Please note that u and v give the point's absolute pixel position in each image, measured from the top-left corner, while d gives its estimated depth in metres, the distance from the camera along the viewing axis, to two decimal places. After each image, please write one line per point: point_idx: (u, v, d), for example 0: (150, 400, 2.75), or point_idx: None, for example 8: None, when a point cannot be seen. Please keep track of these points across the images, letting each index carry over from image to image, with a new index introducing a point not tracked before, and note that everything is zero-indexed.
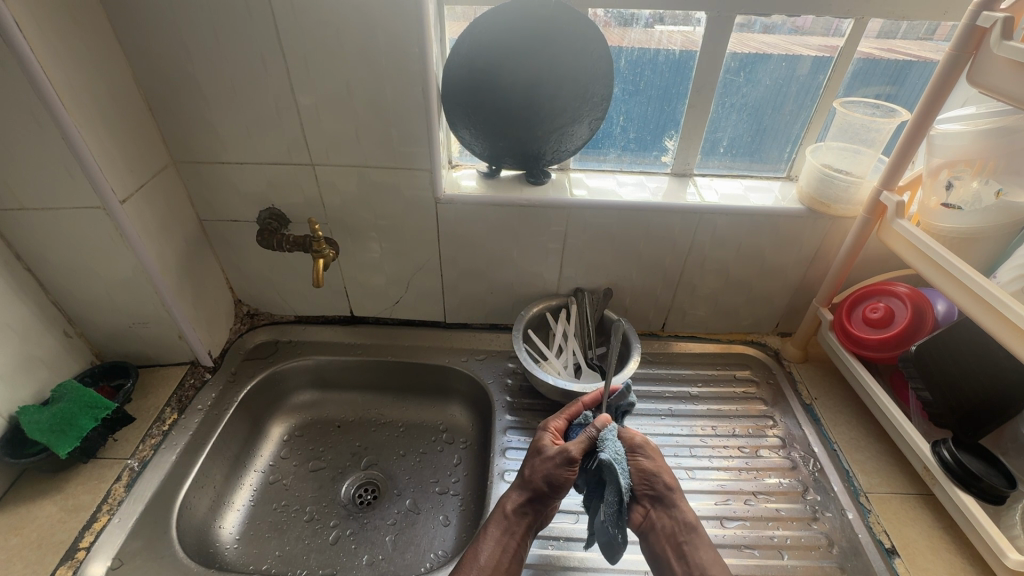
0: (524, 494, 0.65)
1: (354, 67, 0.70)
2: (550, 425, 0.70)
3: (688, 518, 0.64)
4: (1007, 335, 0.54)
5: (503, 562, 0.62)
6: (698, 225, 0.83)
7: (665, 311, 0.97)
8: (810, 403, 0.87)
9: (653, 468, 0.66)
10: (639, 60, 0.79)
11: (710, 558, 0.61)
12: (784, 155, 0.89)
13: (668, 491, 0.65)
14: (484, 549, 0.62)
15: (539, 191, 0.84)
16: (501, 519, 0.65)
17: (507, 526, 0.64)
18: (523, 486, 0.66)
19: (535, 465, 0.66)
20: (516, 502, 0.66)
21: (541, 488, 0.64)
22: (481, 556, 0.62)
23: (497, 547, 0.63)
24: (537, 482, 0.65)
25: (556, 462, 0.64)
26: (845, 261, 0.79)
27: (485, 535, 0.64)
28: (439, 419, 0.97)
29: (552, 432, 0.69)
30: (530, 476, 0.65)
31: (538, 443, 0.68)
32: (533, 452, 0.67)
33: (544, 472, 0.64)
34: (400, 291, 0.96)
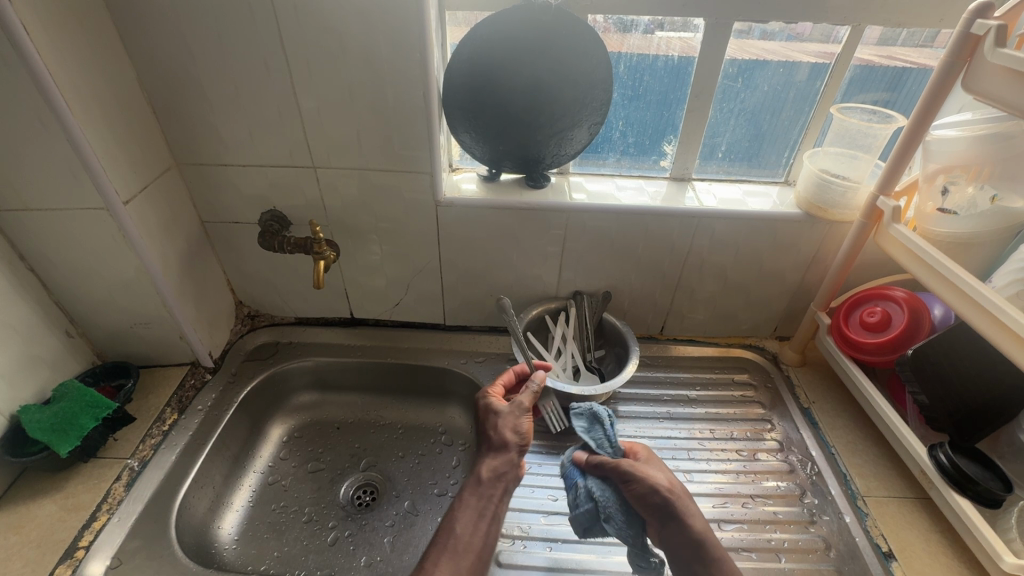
0: (495, 455, 0.69)
1: (356, 71, 0.71)
2: (484, 392, 0.76)
3: (698, 531, 0.62)
4: (1005, 341, 0.55)
5: (482, 530, 0.63)
6: (697, 229, 0.84)
7: (664, 315, 0.97)
8: (808, 407, 0.87)
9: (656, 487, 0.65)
10: (638, 65, 0.80)
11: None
12: (782, 160, 0.89)
13: (671, 507, 0.63)
14: (461, 515, 0.64)
15: (539, 195, 0.85)
16: (477, 485, 0.67)
17: (484, 491, 0.66)
18: (495, 447, 0.69)
19: (496, 424, 0.71)
20: (491, 466, 0.68)
21: (512, 443, 0.69)
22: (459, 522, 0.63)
23: (476, 514, 0.64)
24: (506, 438, 0.69)
25: (515, 414, 0.71)
26: (843, 265, 0.79)
27: (462, 503, 0.66)
28: (438, 420, 0.97)
29: (495, 394, 0.76)
30: (497, 435, 0.70)
31: (486, 410, 0.74)
32: (489, 415, 0.73)
33: (510, 426, 0.70)
34: (400, 293, 0.97)
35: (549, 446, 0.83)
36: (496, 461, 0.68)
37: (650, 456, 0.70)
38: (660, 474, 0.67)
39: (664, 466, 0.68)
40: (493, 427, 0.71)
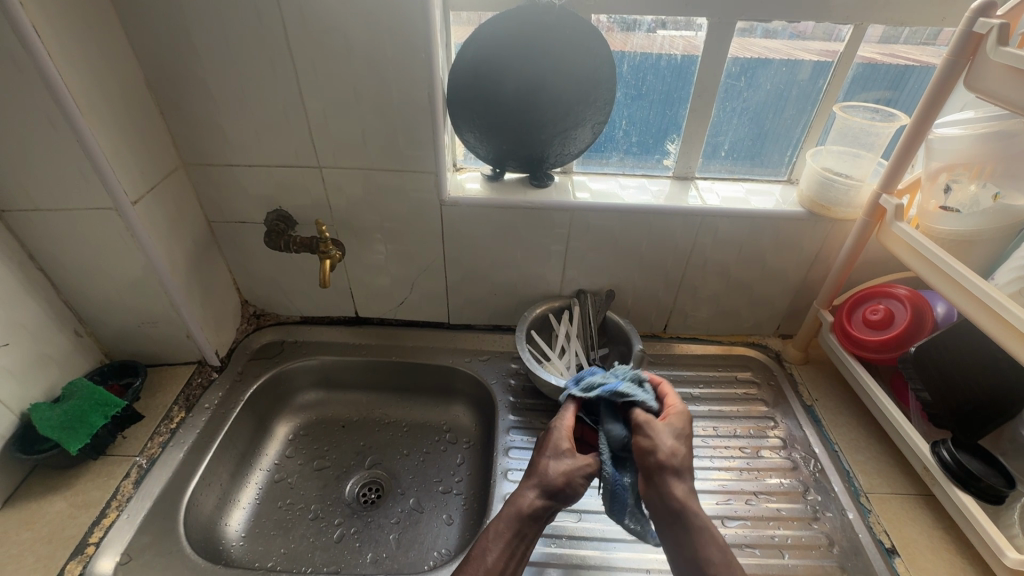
0: (543, 495, 0.61)
1: (361, 71, 0.71)
2: (562, 421, 0.67)
3: (684, 503, 0.58)
4: (1007, 338, 0.55)
5: (508, 568, 0.58)
6: (699, 228, 0.84)
7: (667, 313, 0.98)
8: (811, 404, 0.88)
9: (660, 450, 0.60)
10: (640, 64, 0.80)
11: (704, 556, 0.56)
12: (784, 159, 0.89)
13: (664, 467, 0.59)
14: (491, 547, 0.59)
15: (542, 194, 0.85)
16: (516, 519, 0.60)
17: (519, 529, 0.60)
18: (543, 487, 0.62)
19: (555, 464, 0.62)
20: (533, 506, 0.61)
21: (565, 491, 0.61)
22: (488, 556, 0.58)
23: (505, 552, 0.59)
24: (558, 482, 0.61)
25: (579, 467, 0.62)
26: (846, 263, 0.80)
27: (493, 533, 0.60)
28: (442, 418, 0.98)
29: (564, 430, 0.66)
30: (549, 475, 0.62)
31: (553, 440, 0.65)
32: (551, 450, 0.64)
33: (566, 473, 0.62)
34: (405, 292, 0.97)
35: None
36: (539, 502, 0.61)
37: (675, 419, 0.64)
38: (671, 439, 0.61)
39: (679, 432, 0.62)
40: (549, 458, 0.64)
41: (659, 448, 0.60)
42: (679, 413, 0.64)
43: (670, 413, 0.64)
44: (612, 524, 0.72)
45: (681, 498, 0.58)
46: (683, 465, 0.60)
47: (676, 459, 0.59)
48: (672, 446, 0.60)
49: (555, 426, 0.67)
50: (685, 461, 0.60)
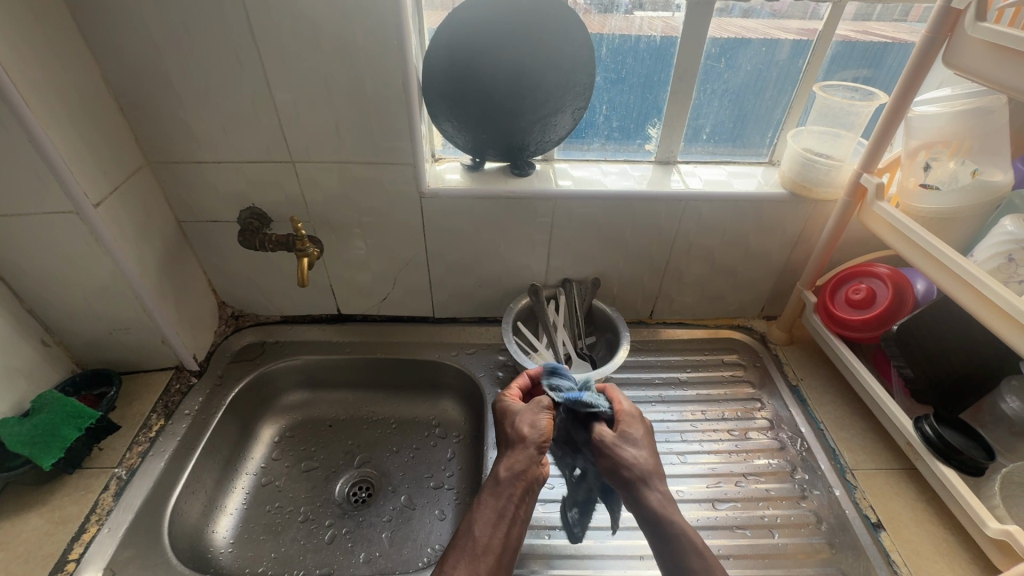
0: (515, 451, 0.63)
1: (332, 62, 0.69)
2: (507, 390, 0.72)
3: (659, 513, 0.57)
4: (988, 314, 0.56)
5: (500, 531, 0.58)
6: (683, 213, 0.84)
7: (653, 299, 0.97)
8: (796, 384, 0.89)
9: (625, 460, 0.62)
10: (619, 47, 0.78)
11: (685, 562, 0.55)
12: (765, 140, 0.89)
13: (630, 475, 0.60)
14: (477, 517, 0.59)
15: (524, 183, 0.84)
16: (495, 486, 0.61)
17: (501, 490, 0.61)
18: (512, 445, 0.64)
19: (514, 421, 0.66)
20: (508, 464, 0.62)
21: (531, 436, 0.63)
22: (476, 526, 0.58)
23: (494, 518, 0.59)
24: (524, 432, 0.64)
25: (536, 411, 0.66)
26: (828, 243, 0.80)
27: (479, 507, 0.60)
28: (431, 413, 0.97)
29: (512, 396, 0.70)
30: (513, 432, 0.65)
31: (506, 413, 0.68)
32: (506, 415, 0.68)
33: (528, 421, 0.65)
34: (387, 287, 0.95)
35: None
36: (513, 456, 0.63)
37: (635, 428, 0.65)
38: (632, 447, 0.63)
39: (641, 441, 0.63)
40: (508, 424, 0.67)
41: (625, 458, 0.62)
42: (630, 416, 0.67)
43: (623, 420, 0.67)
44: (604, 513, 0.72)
45: (658, 506, 0.58)
46: (651, 470, 0.61)
47: (644, 464, 0.61)
48: (636, 454, 0.62)
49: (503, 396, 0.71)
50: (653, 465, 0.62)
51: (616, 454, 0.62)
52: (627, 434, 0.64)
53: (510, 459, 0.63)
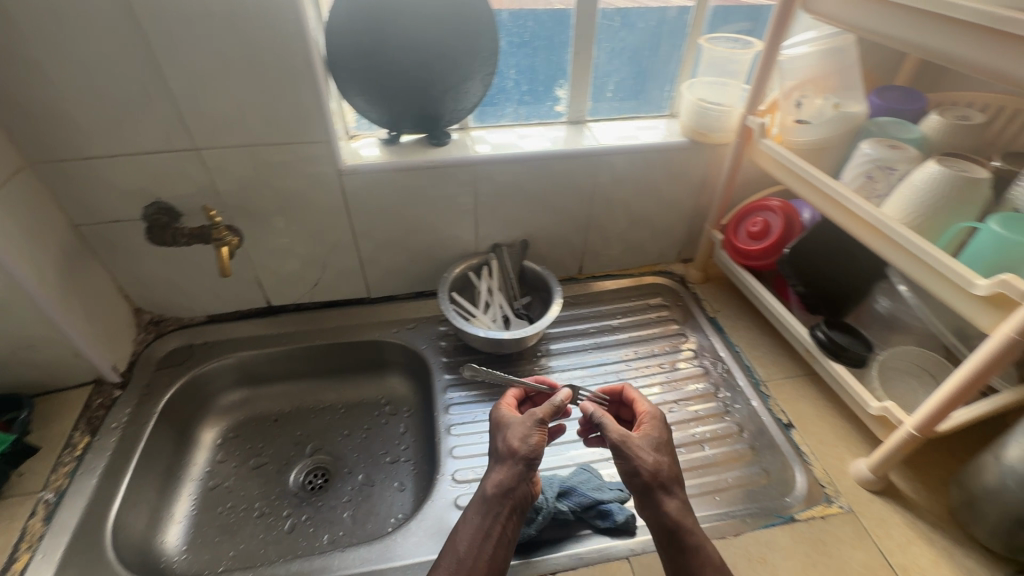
0: (504, 469, 0.59)
1: (226, 40, 0.66)
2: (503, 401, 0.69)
3: (676, 520, 0.56)
4: (854, 227, 0.66)
5: (485, 552, 0.57)
6: (597, 168, 0.89)
7: (580, 255, 1.02)
8: (714, 316, 0.98)
9: (648, 466, 0.58)
10: (519, 10, 0.80)
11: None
12: (665, 95, 0.94)
13: (648, 481, 0.57)
14: (460, 534, 0.58)
15: (442, 152, 0.85)
16: (482, 502, 0.59)
17: (488, 510, 0.58)
18: (502, 461, 0.60)
19: (504, 434, 0.62)
20: (497, 483, 0.59)
21: (520, 453, 0.59)
22: (458, 543, 0.58)
23: (478, 537, 0.58)
24: (513, 448, 0.60)
25: (527, 425, 0.61)
26: (728, 182, 0.88)
27: (463, 520, 0.59)
28: (379, 393, 0.98)
29: (506, 407, 0.67)
30: (505, 446, 0.61)
31: (500, 425, 0.64)
32: (499, 426, 0.64)
33: (518, 438, 0.61)
34: (317, 272, 0.94)
35: (493, 394, 0.87)
36: (501, 473, 0.59)
37: (651, 429, 0.62)
38: (652, 454, 0.59)
39: (659, 445, 0.60)
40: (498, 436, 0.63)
41: (647, 465, 0.58)
42: (651, 415, 0.64)
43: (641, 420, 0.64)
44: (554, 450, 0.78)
45: (675, 520, 0.56)
46: (671, 481, 0.58)
47: (665, 473, 0.58)
48: (658, 459, 0.59)
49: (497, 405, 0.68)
50: (673, 475, 0.59)
51: (638, 458, 0.58)
52: (646, 438, 0.61)
53: (496, 477, 0.59)
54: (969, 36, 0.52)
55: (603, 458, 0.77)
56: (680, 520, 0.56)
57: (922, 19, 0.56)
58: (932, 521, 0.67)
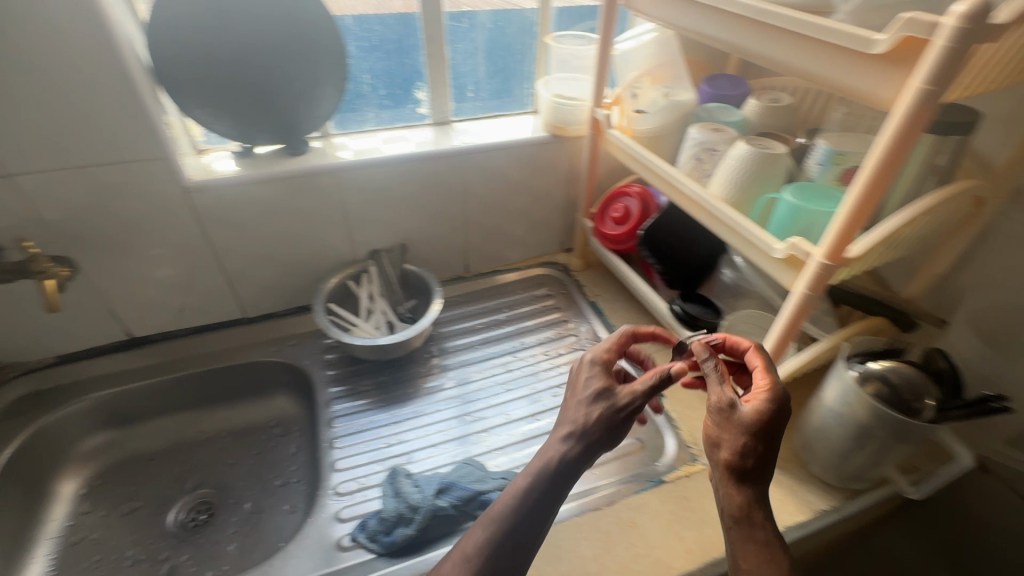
0: (573, 437, 0.54)
1: (23, 56, 0.61)
2: (594, 351, 0.60)
3: (741, 510, 0.51)
4: (688, 208, 0.73)
5: (536, 526, 0.52)
6: (463, 167, 0.90)
7: (463, 254, 1.04)
8: (594, 300, 1.02)
9: (731, 450, 0.51)
10: (364, 14, 0.80)
11: (749, 565, 0.50)
12: (526, 92, 0.97)
13: (728, 463, 0.51)
14: (504, 504, 0.52)
15: (300, 161, 0.83)
16: (541, 467, 0.53)
17: (547, 479, 0.53)
18: (572, 425, 0.54)
19: (579, 398, 0.56)
20: (563, 449, 0.53)
21: (593, 429, 0.53)
22: (500, 514, 0.52)
23: (529, 511, 0.51)
24: (589, 420, 0.54)
25: (602, 403, 0.55)
26: (589, 172, 0.93)
27: (513, 487, 0.54)
28: (266, 415, 0.94)
29: (594, 359, 0.59)
30: (579, 416, 0.55)
31: (581, 381, 0.58)
32: (577, 383, 0.58)
33: (594, 412, 0.54)
34: (181, 297, 0.88)
35: (381, 401, 0.87)
36: (564, 449, 0.53)
37: (763, 405, 0.51)
38: (740, 438, 0.50)
39: (761, 434, 0.50)
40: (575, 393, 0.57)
41: (733, 450, 0.51)
42: (770, 389, 0.51)
43: (756, 387, 0.53)
44: (465, 444, 0.80)
45: (741, 508, 0.52)
46: (754, 471, 0.51)
47: (749, 464, 0.51)
48: (750, 447, 0.50)
49: (590, 354, 0.60)
50: (762, 466, 0.51)
51: (721, 436, 0.51)
52: (744, 416, 0.50)
53: (559, 452, 0.53)
54: (732, 26, 0.58)
55: (489, 450, 0.80)
56: (749, 512, 0.51)
57: (701, 13, 0.61)
58: (780, 465, 0.74)
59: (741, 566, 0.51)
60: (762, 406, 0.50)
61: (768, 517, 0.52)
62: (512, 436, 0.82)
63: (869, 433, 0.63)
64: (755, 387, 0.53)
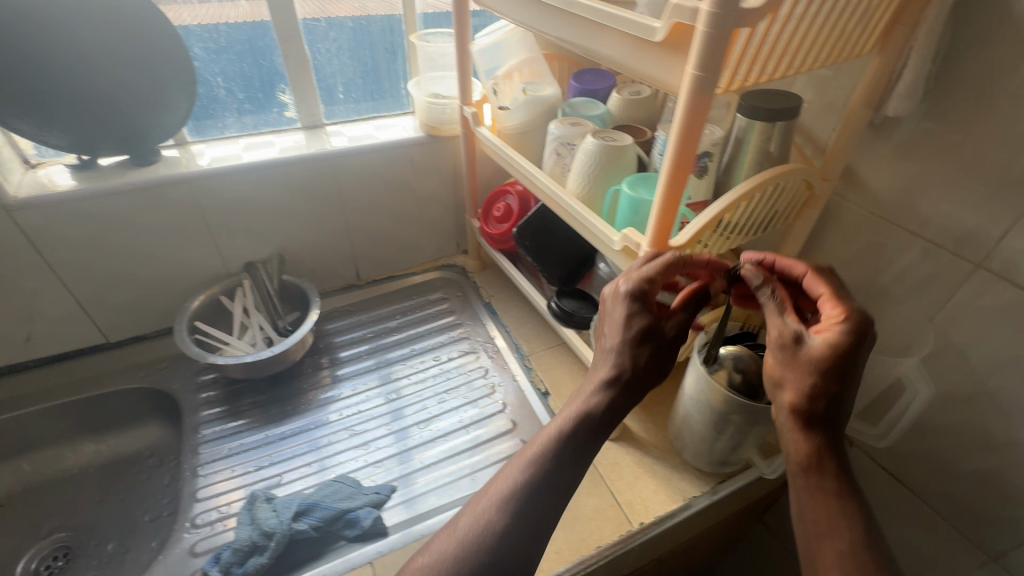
0: (617, 378, 0.51)
1: None
2: (632, 280, 0.51)
3: (809, 458, 0.46)
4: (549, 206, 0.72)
5: (565, 474, 0.49)
6: (335, 170, 0.87)
7: (352, 261, 1.00)
8: (489, 301, 1.01)
9: (796, 390, 0.46)
10: (205, 17, 0.76)
11: (818, 517, 0.45)
12: (402, 93, 0.95)
13: (793, 404, 0.46)
14: (539, 450, 0.50)
15: (148, 172, 0.78)
16: (580, 411, 0.51)
17: (585, 424, 0.51)
18: (614, 364, 0.52)
19: (624, 335, 0.52)
20: (603, 392, 0.52)
21: (635, 372, 0.51)
22: (528, 464, 0.50)
23: (562, 458, 0.49)
24: (629, 362, 0.51)
25: (638, 345, 0.51)
26: (470, 173, 0.91)
27: (551, 429, 0.51)
28: (139, 445, 0.87)
29: (635, 287, 0.51)
30: (623, 359, 0.51)
31: (617, 315, 0.52)
32: (618, 316, 0.52)
33: (637, 354, 0.51)
34: (26, 326, 0.81)
35: (255, 421, 0.82)
36: (607, 395, 0.51)
37: (839, 338, 0.44)
38: (810, 374, 0.45)
39: (832, 369, 0.44)
40: (614, 330, 0.53)
41: (797, 390, 0.45)
42: (846, 318, 0.45)
43: (824, 317, 0.47)
44: (402, 440, 0.79)
45: (809, 456, 0.46)
46: (825, 414, 0.46)
47: (819, 404, 0.45)
48: (819, 386, 0.45)
49: (625, 286, 0.52)
50: (834, 409, 0.45)
51: (785, 377, 0.46)
52: (814, 349, 0.45)
53: (599, 400, 0.51)
54: (549, 19, 0.56)
55: (366, 465, 0.76)
56: (818, 460, 0.46)
57: (524, 9, 0.60)
58: (656, 454, 0.74)
59: (808, 519, 0.46)
60: (836, 336, 0.44)
61: (840, 466, 0.46)
62: (393, 448, 0.78)
63: (725, 419, 0.63)
64: (824, 318, 0.47)
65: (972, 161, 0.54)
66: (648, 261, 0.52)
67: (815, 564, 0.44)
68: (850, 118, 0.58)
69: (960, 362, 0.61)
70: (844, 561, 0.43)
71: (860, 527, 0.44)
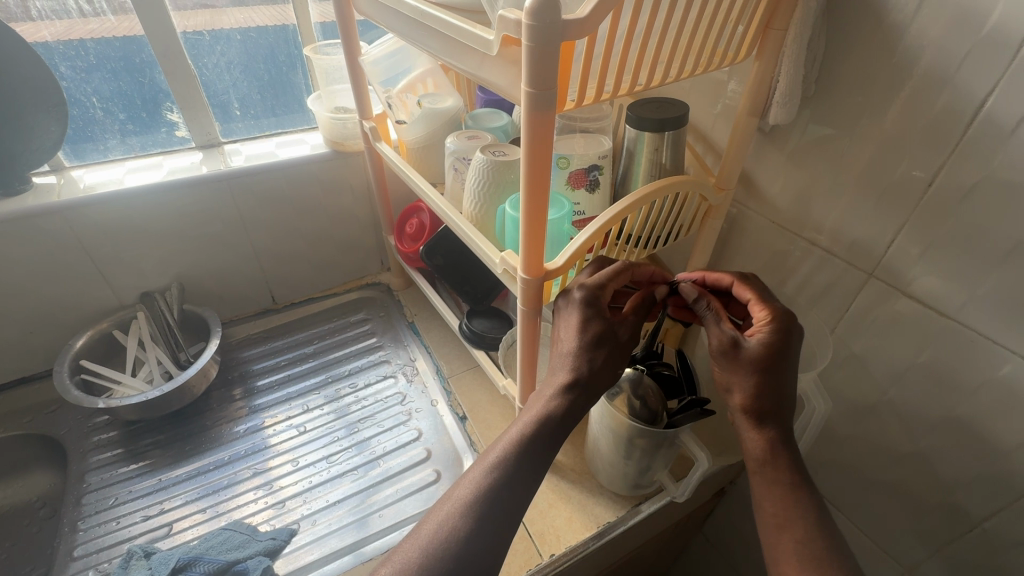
0: (575, 383, 0.49)
1: None
2: (585, 286, 0.50)
3: (766, 457, 0.45)
4: None
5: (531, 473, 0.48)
6: (232, 192, 0.82)
7: (265, 285, 0.95)
8: (413, 320, 0.97)
9: (743, 392, 0.45)
10: (69, 35, 0.71)
11: (776, 511, 0.45)
12: (305, 108, 0.91)
13: (743, 405, 0.45)
14: (502, 451, 0.48)
15: (15, 202, 0.71)
16: (540, 413, 0.49)
17: (544, 428, 0.49)
18: (570, 369, 0.50)
19: (580, 340, 0.50)
20: (561, 395, 0.49)
21: (593, 375, 0.50)
22: (492, 465, 0.47)
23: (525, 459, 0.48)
24: (586, 366, 0.50)
25: (595, 350, 0.50)
26: (380, 191, 0.86)
27: (512, 433, 0.49)
28: (28, 495, 0.80)
29: (588, 294, 0.50)
30: (579, 363, 0.50)
31: (571, 322, 0.50)
32: (572, 321, 0.50)
33: (594, 358, 0.50)
34: None
35: (146, 465, 0.76)
36: (567, 399, 0.49)
37: (772, 336, 0.44)
38: (753, 374, 0.44)
39: (771, 366, 0.44)
40: (570, 335, 0.50)
41: (744, 392, 0.45)
42: (772, 319, 0.45)
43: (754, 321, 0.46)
44: (330, 467, 0.75)
45: (765, 451, 0.45)
46: (774, 410, 0.45)
47: (765, 402, 0.45)
48: (762, 385, 0.44)
49: (579, 292, 0.50)
50: (781, 404, 0.45)
51: (731, 380, 0.46)
52: (753, 350, 0.44)
53: (559, 403, 0.49)
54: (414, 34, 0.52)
55: (263, 509, 0.71)
56: (773, 456, 0.45)
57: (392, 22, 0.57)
58: (573, 478, 0.71)
59: (767, 511, 0.45)
60: (766, 337, 0.44)
61: (794, 461, 0.46)
62: (295, 487, 0.73)
63: (630, 444, 0.60)
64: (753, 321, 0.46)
65: (860, 172, 0.52)
66: (603, 271, 0.52)
67: (777, 559, 0.44)
68: (737, 127, 0.56)
69: (863, 372, 0.59)
70: (803, 552, 0.43)
71: (817, 519, 0.44)
